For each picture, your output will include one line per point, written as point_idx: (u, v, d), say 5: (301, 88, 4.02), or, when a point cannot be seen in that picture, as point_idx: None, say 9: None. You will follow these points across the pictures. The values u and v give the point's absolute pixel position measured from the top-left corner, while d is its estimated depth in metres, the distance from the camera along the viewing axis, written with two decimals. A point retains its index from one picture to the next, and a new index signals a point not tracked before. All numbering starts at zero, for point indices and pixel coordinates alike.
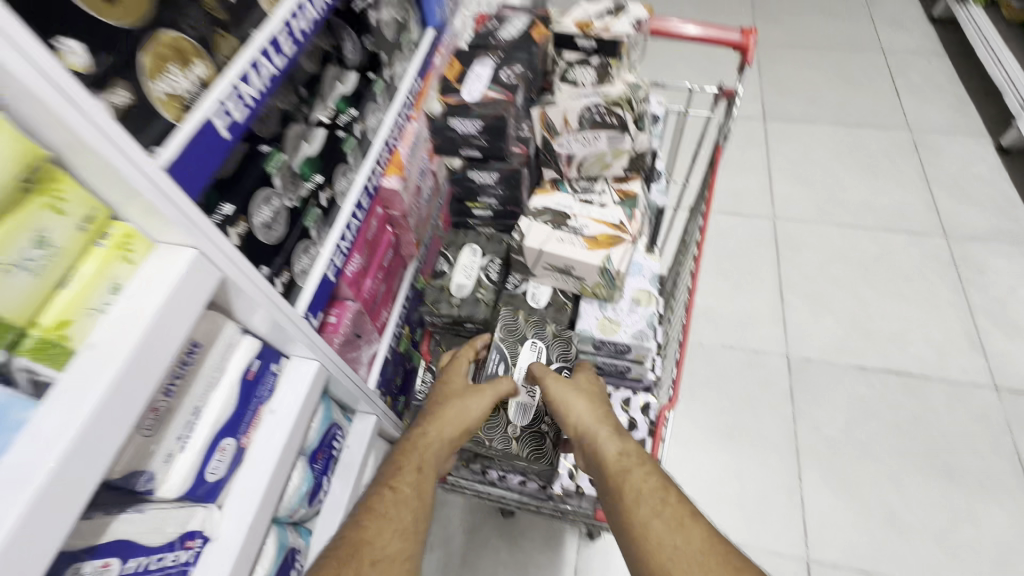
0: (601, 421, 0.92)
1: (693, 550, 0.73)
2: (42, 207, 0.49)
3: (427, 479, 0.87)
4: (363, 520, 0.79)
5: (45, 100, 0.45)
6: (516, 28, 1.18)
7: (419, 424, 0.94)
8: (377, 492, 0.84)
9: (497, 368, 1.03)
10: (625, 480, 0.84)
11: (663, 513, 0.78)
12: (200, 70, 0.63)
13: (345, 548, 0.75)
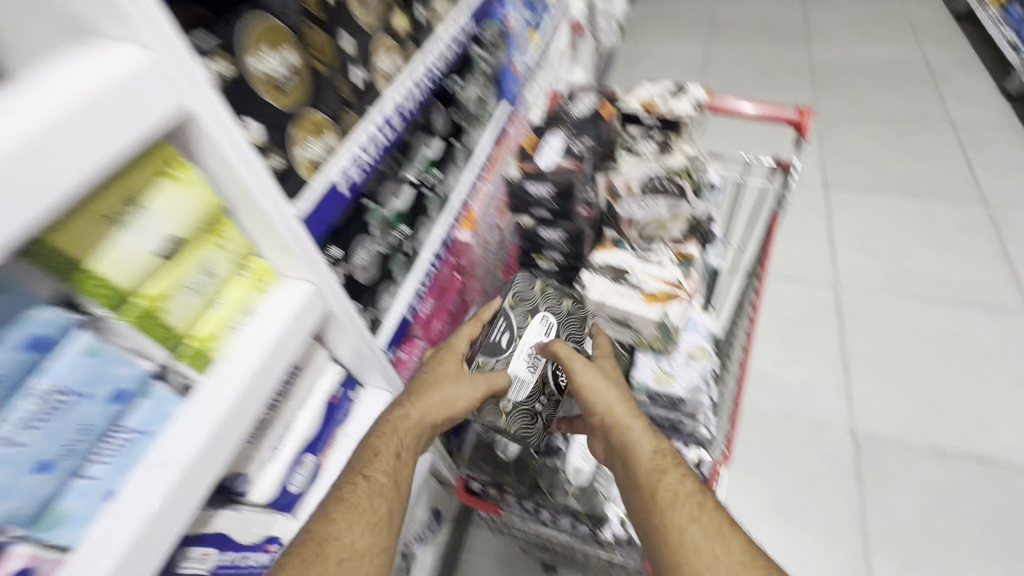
0: (630, 415, 0.94)
1: (728, 558, 0.76)
2: (212, 244, 0.62)
3: (402, 472, 0.86)
4: (335, 513, 0.78)
5: (233, 163, 0.59)
6: (586, 105, 1.34)
7: (402, 403, 0.93)
8: (352, 479, 0.82)
9: (501, 338, 1.04)
10: (659, 480, 0.86)
11: (698, 517, 0.81)
12: (330, 140, 0.77)
13: (315, 543, 0.75)
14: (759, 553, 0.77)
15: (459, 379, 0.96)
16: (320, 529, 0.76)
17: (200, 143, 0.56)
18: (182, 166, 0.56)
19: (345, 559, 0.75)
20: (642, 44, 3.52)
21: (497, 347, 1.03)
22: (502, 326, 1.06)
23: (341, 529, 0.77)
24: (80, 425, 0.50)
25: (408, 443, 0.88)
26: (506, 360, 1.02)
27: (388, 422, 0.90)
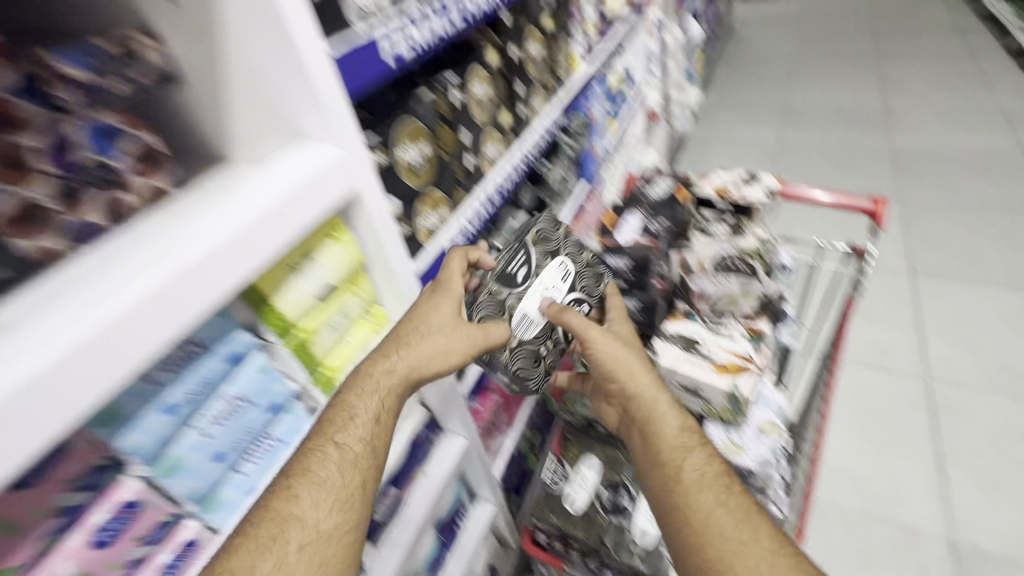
0: (659, 392, 0.98)
1: (756, 542, 0.79)
2: (350, 292, 0.76)
3: (360, 450, 0.72)
4: (293, 494, 0.66)
5: (377, 229, 0.75)
6: (662, 189, 1.47)
7: (383, 353, 0.77)
8: (318, 449, 0.69)
9: (518, 272, 0.93)
10: (688, 460, 0.90)
11: (727, 501, 0.85)
12: (443, 211, 0.92)
13: (268, 523, 0.63)
14: (785, 541, 0.80)
15: (451, 330, 0.83)
16: (276, 508, 0.64)
17: (356, 217, 0.73)
18: (341, 229, 0.72)
19: (307, 542, 0.66)
20: (714, 128, 3.68)
21: (513, 278, 0.91)
22: (520, 258, 0.94)
23: (298, 509, 0.66)
24: (246, 427, 0.62)
25: (388, 411, 0.75)
26: (519, 296, 0.92)
27: (353, 378, 0.74)
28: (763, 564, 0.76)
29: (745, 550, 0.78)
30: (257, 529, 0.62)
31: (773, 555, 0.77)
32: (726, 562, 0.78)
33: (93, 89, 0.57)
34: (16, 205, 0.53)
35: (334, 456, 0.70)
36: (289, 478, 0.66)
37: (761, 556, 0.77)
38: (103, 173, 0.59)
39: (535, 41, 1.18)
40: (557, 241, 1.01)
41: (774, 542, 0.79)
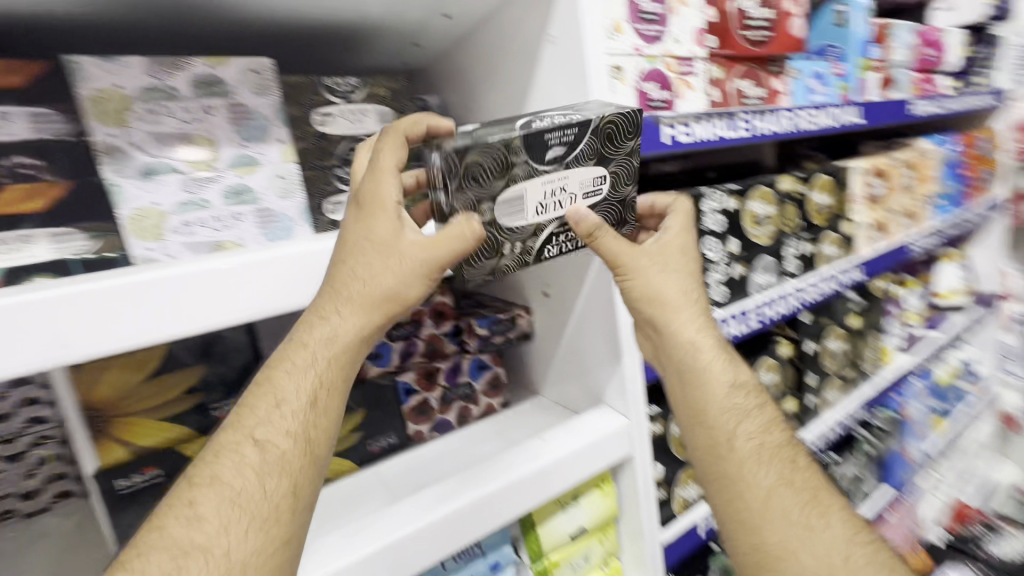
0: (708, 335, 0.71)
1: (833, 534, 0.63)
2: (596, 539, 0.82)
3: (275, 445, 0.51)
4: (195, 514, 0.47)
5: (640, 491, 0.81)
6: (1010, 547, 1.21)
7: (319, 314, 0.54)
8: (232, 448, 0.50)
9: (552, 149, 0.56)
10: (745, 428, 0.69)
11: (792, 478, 0.67)
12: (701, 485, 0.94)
13: (151, 555, 0.44)
14: (863, 534, 0.65)
15: (399, 261, 0.54)
16: (155, 526, 0.46)
17: (623, 474, 0.82)
18: (608, 481, 0.82)
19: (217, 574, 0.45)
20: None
21: (543, 156, 0.56)
22: (568, 132, 0.56)
23: (179, 530, 0.46)
24: None
25: (294, 395, 0.53)
26: (532, 173, 0.56)
27: (285, 347, 0.55)
28: (842, 561, 0.61)
29: (818, 540, 0.62)
30: (137, 560, 0.44)
31: (858, 559, 0.62)
32: (788, 555, 0.61)
33: (484, 338, 0.87)
34: (419, 401, 0.84)
35: (238, 467, 0.49)
36: (189, 492, 0.48)
37: (829, 545, 0.62)
38: (467, 389, 0.89)
39: (836, 336, 1.16)
40: (618, 151, 0.61)
41: (853, 540, 0.64)
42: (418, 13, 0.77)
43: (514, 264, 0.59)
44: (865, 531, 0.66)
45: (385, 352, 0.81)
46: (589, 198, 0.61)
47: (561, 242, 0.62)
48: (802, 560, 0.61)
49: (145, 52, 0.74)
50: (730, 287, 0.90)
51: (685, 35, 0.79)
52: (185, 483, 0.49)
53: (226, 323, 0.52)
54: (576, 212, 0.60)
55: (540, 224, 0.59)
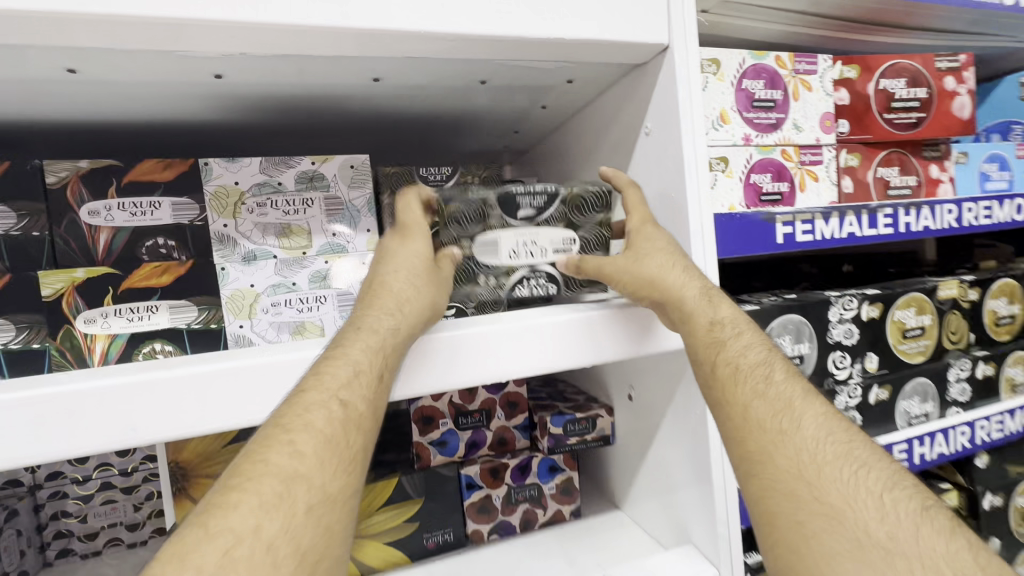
0: (682, 263, 0.58)
1: (812, 441, 0.49)
2: None
3: (355, 400, 0.48)
4: (297, 451, 0.44)
5: None
6: None
7: (383, 305, 0.53)
8: (320, 403, 0.46)
9: (522, 208, 0.61)
10: (715, 352, 0.55)
11: (767, 389, 0.52)
12: None
13: (262, 480, 0.42)
14: (856, 441, 0.50)
15: (437, 281, 0.57)
16: (254, 456, 0.43)
17: None
18: None
19: (317, 502, 0.43)
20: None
21: (515, 212, 0.61)
22: (540, 194, 0.62)
23: (281, 461, 0.43)
24: None
25: (372, 361, 0.49)
26: (506, 225, 0.61)
27: (349, 331, 0.52)
28: (818, 469, 0.47)
29: (796, 449, 0.49)
30: (239, 487, 0.41)
31: (838, 464, 0.48)
32: (767, 464, 0.49)
33: (558, 437, 0.79)
34: (481, 498, 0.78)
35: (323, 412, 0.46)
36: (280, 433, 0.44)
37: (808, 448, 0.49)
38: (535, 492, 0.81)
39: None
40: (588, 220, 0.64)
41: (840, 445, 0.49)
42: (517, 105, 0.78)
43: (488, 296, 0.63)
44: (862, 439, 0.50)
45: (451, 441, 0.78)
46: (561, 254, 0.62)
47: (534, 284, 0.63)
48: (776, 476, 0.48)
49: (285, 148, 0.86)
50: (866, 414, 0.72)
51: (808, 122, 0.69)
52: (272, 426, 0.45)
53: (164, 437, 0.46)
54: (548, 265, 0.62)
55: (512, 266, 0.62)
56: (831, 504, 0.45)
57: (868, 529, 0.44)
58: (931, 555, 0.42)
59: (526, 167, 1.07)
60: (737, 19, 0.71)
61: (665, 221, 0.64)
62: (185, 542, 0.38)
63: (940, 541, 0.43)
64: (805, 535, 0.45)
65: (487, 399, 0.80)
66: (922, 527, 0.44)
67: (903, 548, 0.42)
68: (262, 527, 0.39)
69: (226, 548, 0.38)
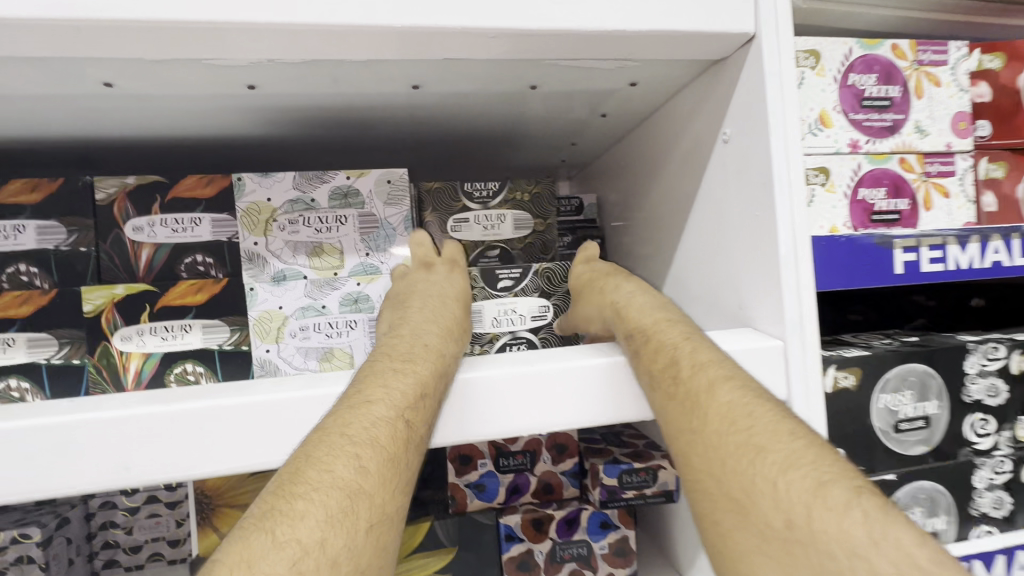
0: (616, 282, 0.58)
1: (713, 432, 0.42)
2: None
3: (420, 421, 0.42)
4: (363, 465, 0.38)
5: None
6: None
7: (432, 323, 0.50)
8: (387, 417, 0.40)
9: (502, 281, 0.63)
10: (631, 361, 0.46)
11: (674, 386, 0.44)
12: None
13: (326, 491, 0.37)
14: (760, 421, 0.41)
15: (465, 313, 0.56)
16: (318, 462, 0.37)
17: None
18: None
19: (377, 519, 0.38)
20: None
21: (496, 283, 0.63)
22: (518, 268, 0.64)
23: (348, 472, 0.38)
24: None
25: (440, 378, 0.43)
26: (487, 296, 0.63)
27: (409, 340, 0.47)
28: (720, 462, 0.41)
29: (703, 445, 0.42)
30: (305, 494, 0.36)
31: (736, 454, 0.40)
32: (687, 465, 0.43)
33: (612, 490, 0.68)
34: (522, 552, 0.69)
35: (389, 427, 0.40)
36: (346, 443, 0.38)
37: (717, 444, 0.41)
38: (585, 550, 0.71)
39: None
40: (559, 289, 0.65)
41: (744, 433, 0.41)
42: (573, 114, 0.71)
43: None
44: (768, 419, 0.41)
45: (490, 484, 0.70)
46: (537, 323, 0.64)
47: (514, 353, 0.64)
48: (690, 474, 0.43)
49: (335, 163, 0.84)
50: (1017, 495, 0.56)
51: (935, 124, 0.56)
52: (334, 431, 0.39)
53: (164, 479, 0.40)
54: (526, 334, 0.63)
55: (495, 334, 0.63)
56: (736, 497, 0.40)
57: (766, 518, 0.38)
58: (827, 539, 0.35)
59: (585, 181, 0.99)
60: (839, 4, 0.59)
61: (746, 244, 0.53)
62: (251, 549, 0.33)
63: (836, 521, 0.35)
64: (720, 533, 0.41)
65: (532, 439, 0.71)
66: (818, 508, 0.36)
67: (805, 537, 0.36)
68: (328, 542, 0.35)
69: (293, 561, 0.33)
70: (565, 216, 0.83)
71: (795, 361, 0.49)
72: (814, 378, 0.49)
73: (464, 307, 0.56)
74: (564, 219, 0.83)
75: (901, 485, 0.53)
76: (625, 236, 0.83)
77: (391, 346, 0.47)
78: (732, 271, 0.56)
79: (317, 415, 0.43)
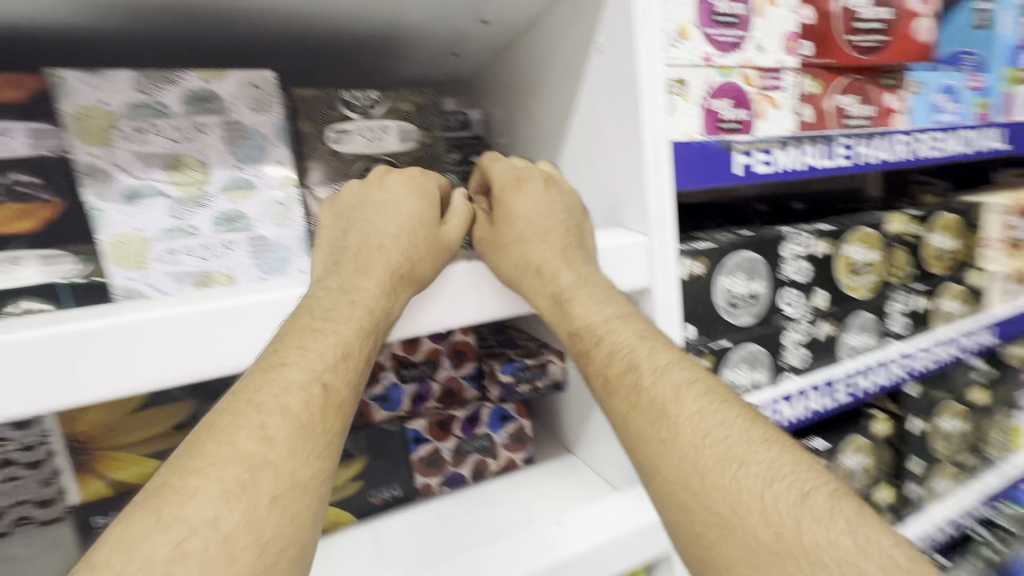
0: (556, 234, 0.56)
1: (685, 442, 0.45)
2: None
3: (339, 382, 0.44)
4: (269, 433, 0.39)
5: None
6: None
7: (361, 274, 0.49)
8: (298, 386, 0.42)
9: None
10: (584, 363, 0.53)
11: (637, 394, 0.48)
12: (853, 465, 0.81)
13: (223, 466, 0.37)
14: (733, 429, 0.44)
15: (426, 240, 0.51)
16: (220, 433, 0.38)
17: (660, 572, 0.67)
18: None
19: (284, 490, 0.38)
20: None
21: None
22: None
23: (249, 443, 0.38)
24: None
25: (361, 342, 0.46)
26: None
27: (335, 300, 0.46)
28: (698, 474, 0.43)
29: (673, 454, 0.44)
30: (200, 468, 0.36)
31: (715, 466, 0.43)
32: (660, 479, 0.45)
33: (508, 386, 0.76)
34: (430, 452, 0.75)
35: (304, 391, 0.42)
36: (253, 412, 0.40)
37: (686, 450, 0.44)
38: (486, 442, 0.78)
39: (954, 414, 0.92)
40: None
41: (717, 443, 0.44)
42: (453, 19, 0.68)
43: None
44: (740, 426, 0.44)
45: (395, 395, 0.72)
46: None
47: None
48: (662, 487, 0.45)
49: (185, 64, 0.73)
50: (813, 349, 0.73)
51: (771, 41, 0.64)
52: (244, 401, 0.40)
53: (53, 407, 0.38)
54: None
55: None
56: (718, 512, 0.41)
57: (755, 533, 0.39)
58: (818, 549, 0.38)
59: (469, 96, 0.97)
60: None
61: (618, 149, 0.58)
62: (134, 529, 0.33)
63: (825, 532, 0.38)
64: (702, 545, 0.42)
65: (432, 349, 0.75)
66: (806, 519, 0.39)
67: (793, 548, 0.38)
68: (220, 519, 0.35)
69: (176, 541, 0.33)
70: (451, 130, 0.82)
71: (655, 251, 0.57)
72: (670, 267, 0.58)
73: (431, 245, 0.51)
74: (451, 134, 0.82)
75: (736, 350, 0.66)
76: (510, 152, 0.85)
77: (313, 301, 0.46)
78: (606, 176, 0.62)
79: (209, 330, 0.42)
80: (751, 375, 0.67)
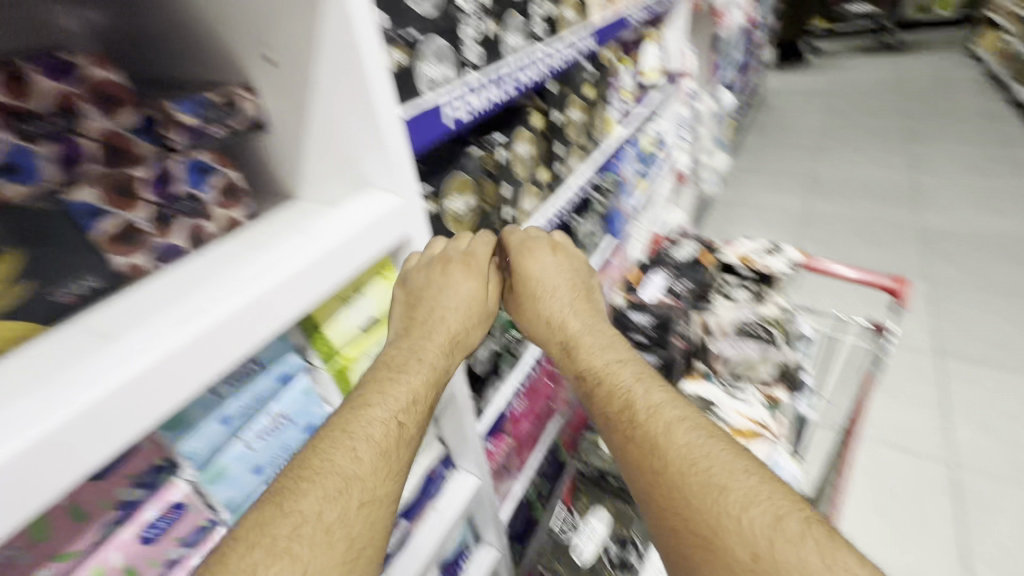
0: (571, 306, 0.91)
1: (674, 473, 0.69)
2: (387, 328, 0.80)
3: (409, 422, 0.67)
4: (358, 454, 0.60)
5: (424, 273, 0.79)
6: (687, 251, 1.54)
7: (418, 335, 0.75)
8: (379, 421, 0.64)
9: None
10: (585, 396, 0.84)
11: (632, 425, 0.75)
12: (522, 149, 1.06)
13: (326, 476, 0.57)
14: (716, 468, 0.68)
15: (473, 312, 0.83)
16: (322, 452, 0.58)
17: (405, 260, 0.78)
18: (388, 268, 0.78)
19: (366, 500, 0.58)
20: (742, 181, 3.43)
21: None
22: None
23: (347, 462, 0.59)
24: (283, 444, 0.65)
25: (424, 392, 0.70)
26: None
27: (405, 354, 0.72)
28: (688, 501, 0.66)
29: (670, 478, 0.69)
30: (309, 478, 0.56)
31: (702, 493, 0.66)
32: (667, 504, 0.68)
33: (197, 131, 0.63)
34: (122, 228, 0.59)
35: (383, 425, 0.64)
36: (346, 439, 0.60)
37: (682, 484, 0.68)
38: (193, 204, 0.66)
39: (576, 107, 1.25)
40: None
41: (703, 474, 0.67)
42: None
43: None
44: (722, 463, 0.68)
45: (25, 163, 0.51)
46: None
47: None
48: (660, 511, 0.69)
49: None
50: (485, 47, 0.85)
51: None
52: (339, 430, 0.61)
53: None
54: None
55: None
56: (704, 535, 0.64)
57: (734, 554, 0.61)
58: (785, 563, 0.58)
59: None
60: None
61: None
62: (267, 510, 0.52)
63: (790, 547, 0.59)
64: (687, 555, 0.65)
65: (58, 92, 0.53)
66: (778, 539, 0.60)
67: (766, 564, 0.59)
68: (322, 513, 0.54)
69: (295, 526, 0.52)
70: None
71: None
72: None
73: (479, 316, 0.84)
74: None
75: (426, 42, 0.74)
76: None
77: (390, 356, 0.72)
78: None
79: None
80: (441, 70, 0.77)
